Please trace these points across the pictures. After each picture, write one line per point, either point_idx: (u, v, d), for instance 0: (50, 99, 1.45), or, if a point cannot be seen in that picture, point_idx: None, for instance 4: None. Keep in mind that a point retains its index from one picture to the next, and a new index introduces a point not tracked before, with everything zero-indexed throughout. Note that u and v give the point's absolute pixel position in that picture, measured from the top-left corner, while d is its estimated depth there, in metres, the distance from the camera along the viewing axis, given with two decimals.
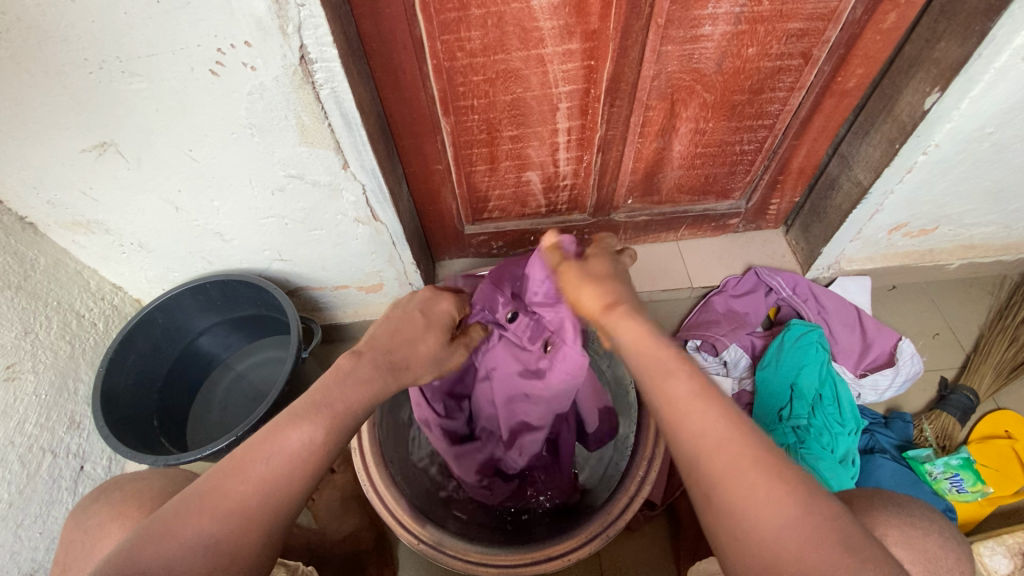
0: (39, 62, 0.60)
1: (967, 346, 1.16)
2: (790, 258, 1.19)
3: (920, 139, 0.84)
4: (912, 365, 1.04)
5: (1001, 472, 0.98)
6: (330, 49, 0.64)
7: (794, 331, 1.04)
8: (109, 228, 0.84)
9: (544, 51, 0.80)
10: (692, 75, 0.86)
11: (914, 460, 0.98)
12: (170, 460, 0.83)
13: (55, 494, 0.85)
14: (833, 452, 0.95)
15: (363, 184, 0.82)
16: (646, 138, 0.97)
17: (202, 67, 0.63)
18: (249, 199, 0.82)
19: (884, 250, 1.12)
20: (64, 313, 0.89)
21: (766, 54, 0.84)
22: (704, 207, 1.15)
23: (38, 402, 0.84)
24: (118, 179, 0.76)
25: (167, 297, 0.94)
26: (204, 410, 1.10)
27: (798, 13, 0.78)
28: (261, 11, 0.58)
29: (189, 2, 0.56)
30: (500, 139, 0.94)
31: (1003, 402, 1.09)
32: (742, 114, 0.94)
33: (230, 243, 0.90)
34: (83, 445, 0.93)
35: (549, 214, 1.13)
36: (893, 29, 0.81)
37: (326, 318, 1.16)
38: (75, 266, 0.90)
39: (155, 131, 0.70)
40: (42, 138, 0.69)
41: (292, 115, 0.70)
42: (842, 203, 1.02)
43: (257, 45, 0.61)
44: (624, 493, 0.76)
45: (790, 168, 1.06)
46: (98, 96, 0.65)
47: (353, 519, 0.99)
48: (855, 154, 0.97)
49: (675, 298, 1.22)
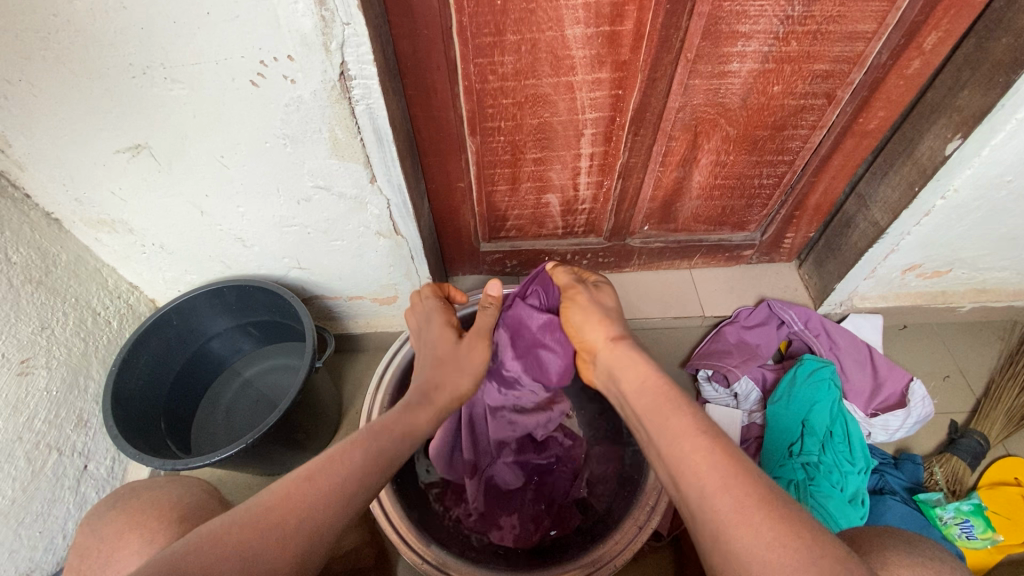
0: (86, 65, 0.61)
1: (976, 389, 1.16)
2: (802, 292, 1.20)
3: (939, 183, 0.85)
4: (923, 407, 1.03)
5: (1012, 520, 0.96)
6: (369, 67, 0.65)
7: (806, 365, 1.05)
8: (132, 228, 0.85)
9: (573, 78, 0.81)
10: (716, 109, 0.88)
11: (925, 504, 0.97)
12: (174, 465, 0.82)
13: (57, 492, 0.84)
14: (843, 490, 0.95)
15: (388, 199, 0.82)
16: (667, 167, 0.98)
17: (243, 77, 0.64)
18: (275, 208, 0.82)
19: (896, 289, 1.12)
20: (81, 309, 0.89)
21: (791, 93, 0.86)
22: (719, 238, 1.16)
23: (49, 399, 0.83)
24: (147, 181, 0.77)
25: (184, 298, 0.95)
26: (209, 414, 1.09)
27: (825, 55, 0.80)
28: (307, 27, 0.59)
29: (239, 16, 0.58)
30: (523, 161, 0.95)
31: (1013, 449, 1.09)
32: (763, 149, 0.96)
33: (251, 249, 0.91)
34: (88, 444, 0.92)
35: (566, 236, 1.14)
36: (916, 75, 0.82)
37: (337, 328, 1.16)
38: (95, 264, 0.91)
39: (190, 136, 0.71)
40: (79, 137, 0.70)
41: (325, 128, 0.71)
42: (858, 241, 1.03)
43: (299, 60, 0.63)
44: (632, 523, 0.76)
45: (807, 205, 1.07)
46: (138, 100, 0.66)
47: (353, 535, 0.98)
48: (873, 195, 0.98)
49: (685, 327, 1.22)
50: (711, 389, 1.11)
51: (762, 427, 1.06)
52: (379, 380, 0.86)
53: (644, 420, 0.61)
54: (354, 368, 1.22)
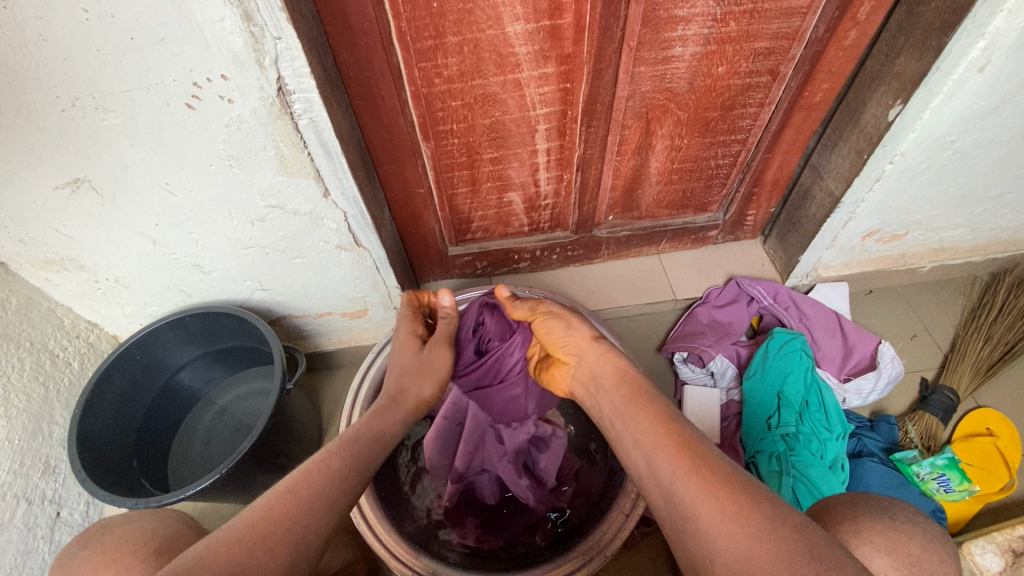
0: (9, 101, 0.59)
1: (944, 345, 1.19)
2: (769, 267, 1.22)
3: (886, 150, 0.87)
4: (893, 367, 1.05)
5: (986, 469, 1.00)
6: (307, 80, 0.64)
7: (778, 338, 1.07)
8: (83, 264, 0.83)
9: (520, 75, 0.81)
10: (665, 94, 0.89)
11: (902, 462, 0.99)
12: (151, 503, 0.80)
13: (31, 543, 0.81)
14: (823, 458, 0.96)
15: (344, 211, 0.81)
16: (624, 156, 0.99)
17: (178, 101, 0.63)
18: (229, 231, 0.81)
19: (858, 256, 1.15)
20: (38, 353, 0.87)
21: (735, 72, 0.87)
22: (683, 221, 1.17)
23: (11, 448, 0.80)
24: (92, 216, 0.75)
25: (145, 331, 0.92)
26: (185, 446, 1.07)
27: (764, 33, 0.81)
28: (237, 45, 0.58)
29: (165, 38, 0.56)
30: (480, 162, 0.95)
31: (983, 400, 1.12)
32: (715, 130, 0.97)
33: (210, 275, 0.89)
34: (59, 490, 0.89)
35: (532, 232, 1.14)
36: (854, 45, 0.84)
37: (311, 346, 1.14)
38: (48, 304, 0.88)
39: (131, 165, 0.69)
40: (12, 176, 0.67)
41: (270, 145, 0.70)
42: (817, 213, 1.05)
43: (233, 79, 0.61)
44: (619, 513, 0.76)
45: (764, 181, 1.09)
46: (71, 133, 0.64)
47: (343, 553, 0.97)
48: (826, 165, 1.00)
49: (658, 313, 1.23)
50: (687, 369, 1.12)
51: (740, 403, 1.08)
52: (359, 381, 0.86)
53: (621, 415, 0.62)
54: (332, 385, 1.21)
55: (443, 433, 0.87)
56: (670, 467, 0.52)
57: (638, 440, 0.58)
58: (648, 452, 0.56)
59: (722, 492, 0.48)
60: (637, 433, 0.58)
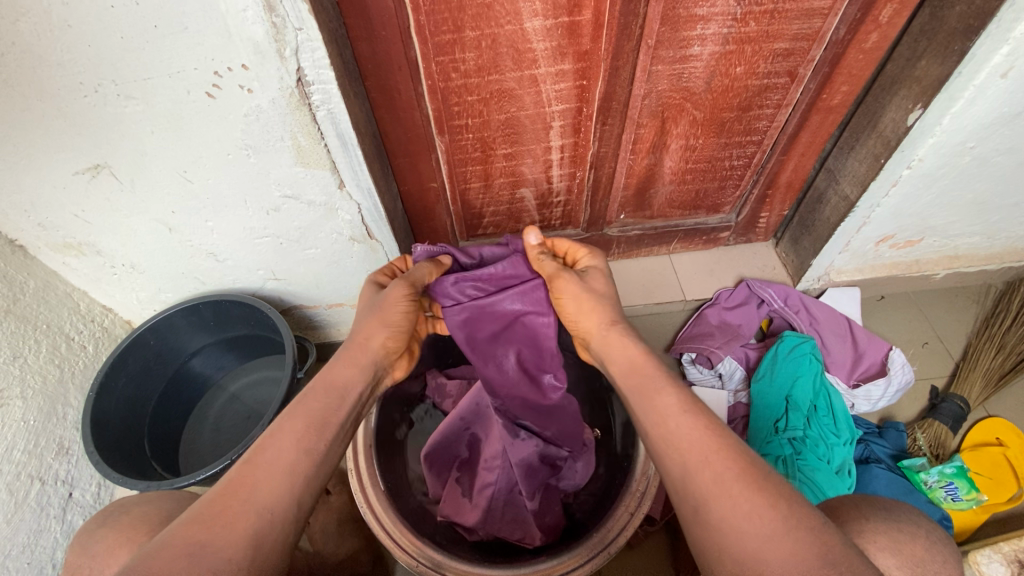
0: (32, 86, 0.60)
1: (955, 354, 1.18)
2: (781, 269, 1.21)
3: (904, 154, 0.86)
4: (903, 374, 1.04)
5: (994, 479, 0.99)
6: (327, 71, 0.64)
7: (787, 342, 1.06)
8: (100, 249, 0.84)
9: (537, 71, 0.81)
10: (682, 93, 0.88)
11: (909, 469, 0.99)
12: (163, 486, 0.81)
13: (43, 522, 0.82)
14: (830, 463, 0.96)
15: (358, 203, 0.82)
16: (638, 155, 0.99)
17: (199, 89, 0.63)
18: (244, 220, 0.82)
19: (872, 261, 1.14)
20: (54, 336, 0.88)
21: (753, 73, 0.86)
22: (695, 221, 1.16)
23: (27, 429, 0.82)
24: (110, 202, 0.75)
25: (159, 317, 0.93)
26: (195, 432, 1.08)
27: (783, 34, 0.80)
28: (259, 35, 0.58)
29: (187, 27, 0.57)
30: (494, 157, 0.95)
31: (993, 410, 1.11)
32: (731, 130, 0.96)
33: (224, 263, 0.90)
34: (72, 471, 0.91)
35: (543, 230, 1.14)
36: (875, 48, 0.83)
37: (320, 336, 1.15)
38: (65, 289, 0.89)
39: (150, 152, 0.70)
40: (36, 162, 0.68)
41: (288, 136, 0.70)
42: (831, 216, 1.04)
43: (254, 68, 0.62)
44: (624, 511, 0.75)
45: (778, 183, 1.08)
46: (93, 119, 0.64)
47: (349, 542, 0.98)
48: (842, 169, 0.99)
49: (667, 313, 1.23)
50: (695, 370, 1.12)
51: (748, 405, 1.08)
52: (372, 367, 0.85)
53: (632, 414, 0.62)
54: None
55: (451, 433, 0.89)
56: (680, 463, 0.52)
57: (647, 438, 0.58)
58: (658, 450, 0.56)
59: (730, 488, 0.48)
60: (646, 432, 0.58)
